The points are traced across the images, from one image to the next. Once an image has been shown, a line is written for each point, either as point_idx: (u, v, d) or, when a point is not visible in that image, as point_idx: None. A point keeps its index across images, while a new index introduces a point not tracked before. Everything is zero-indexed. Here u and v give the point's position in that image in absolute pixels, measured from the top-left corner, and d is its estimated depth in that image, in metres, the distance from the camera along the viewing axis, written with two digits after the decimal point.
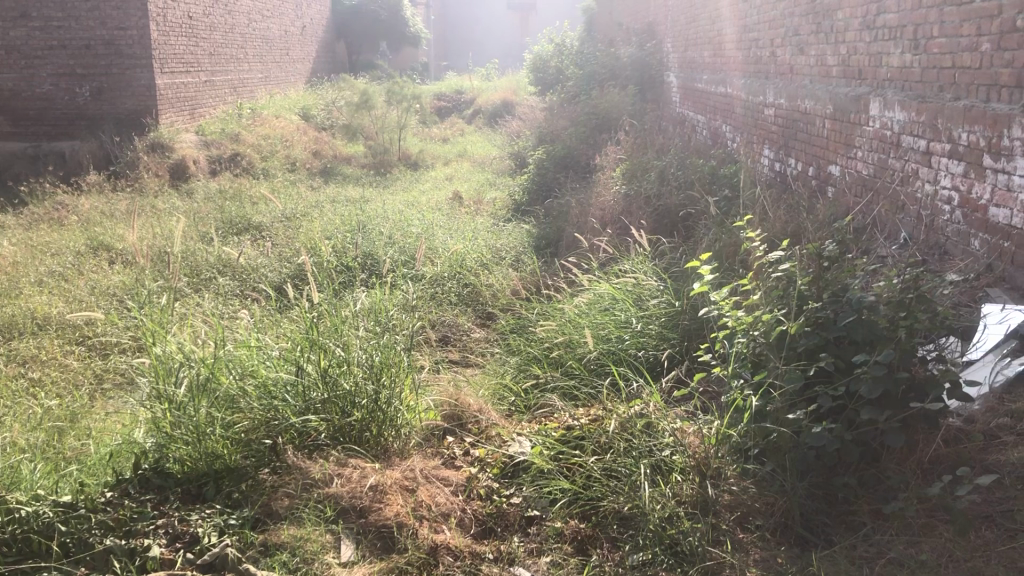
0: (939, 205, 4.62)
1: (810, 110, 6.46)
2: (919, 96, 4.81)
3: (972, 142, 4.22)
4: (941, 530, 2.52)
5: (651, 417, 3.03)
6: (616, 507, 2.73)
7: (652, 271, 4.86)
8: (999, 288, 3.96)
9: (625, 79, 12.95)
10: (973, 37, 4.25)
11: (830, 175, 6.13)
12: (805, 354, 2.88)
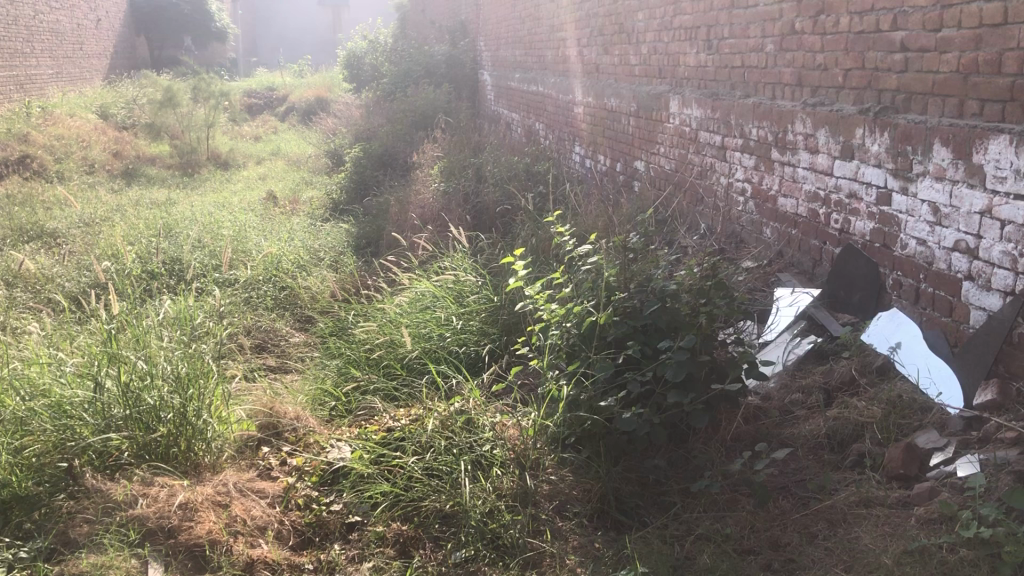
0: (734, 197, 4.91)
1: (616, 108, 6.71)
2: (713, 94, 5.09)
3: (761, 137, 4.51)
4: (744, 503, 2.67)
5: (470, 413, 3.03)
6: (438, 506, 2.71)
7: (470, 268, 4.88)
8: (788, 273, 4.27)
9: (440, 76, 12.99)
10: (758, 39, 4.53)
11: (636, 170, 6.40)
12: (615, 342, 2.99)
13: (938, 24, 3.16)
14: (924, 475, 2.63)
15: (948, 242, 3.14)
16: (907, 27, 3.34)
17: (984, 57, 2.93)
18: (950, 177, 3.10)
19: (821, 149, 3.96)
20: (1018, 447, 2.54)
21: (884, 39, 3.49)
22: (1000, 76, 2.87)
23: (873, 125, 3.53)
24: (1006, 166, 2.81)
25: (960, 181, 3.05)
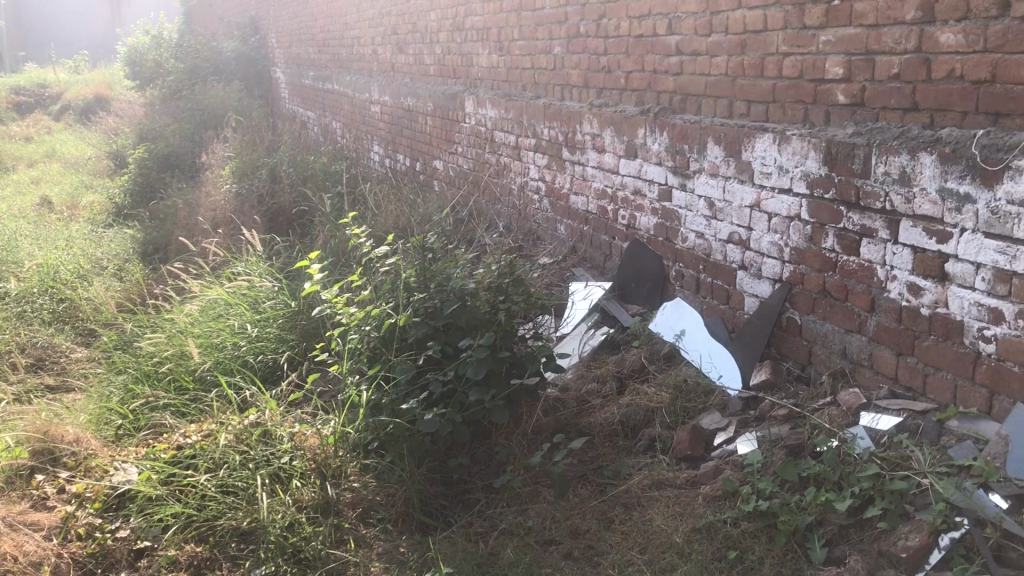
0: (529, 195, 5.02)
1: (412, 107, 6.69)
2: (506, 95, 5.18)
3: (552, 137, 4.63)
4: (545, 494, 2.73)
5: (267, 425, 2.91)
6: (234, 524, 2.58)
7: (266, 273, 4.72)
8: (582, 268, 4.42)
9: (231, 74, 12.47)
10: (546, 40, 4.65)
11: (434, 170, 6.42)
12: (414, 343, 2.96)
13: (707, 29, 3.36)
14: (708, 454, 2.79)
15: (723, 234, 3.36)
16: (681, 32, 3.53)
17: (749, 61, 3.14)
18: (723, 173, 3.31)
19: (607, 148, 4.12)
20: (790, 423, 2.75)
21: (661, 43, 3.67)
22: (763, 79, 3.09)
23: (654, 124, 3.71)
24: (770, 162, 3.02)
25: (731, 177, 3.26)
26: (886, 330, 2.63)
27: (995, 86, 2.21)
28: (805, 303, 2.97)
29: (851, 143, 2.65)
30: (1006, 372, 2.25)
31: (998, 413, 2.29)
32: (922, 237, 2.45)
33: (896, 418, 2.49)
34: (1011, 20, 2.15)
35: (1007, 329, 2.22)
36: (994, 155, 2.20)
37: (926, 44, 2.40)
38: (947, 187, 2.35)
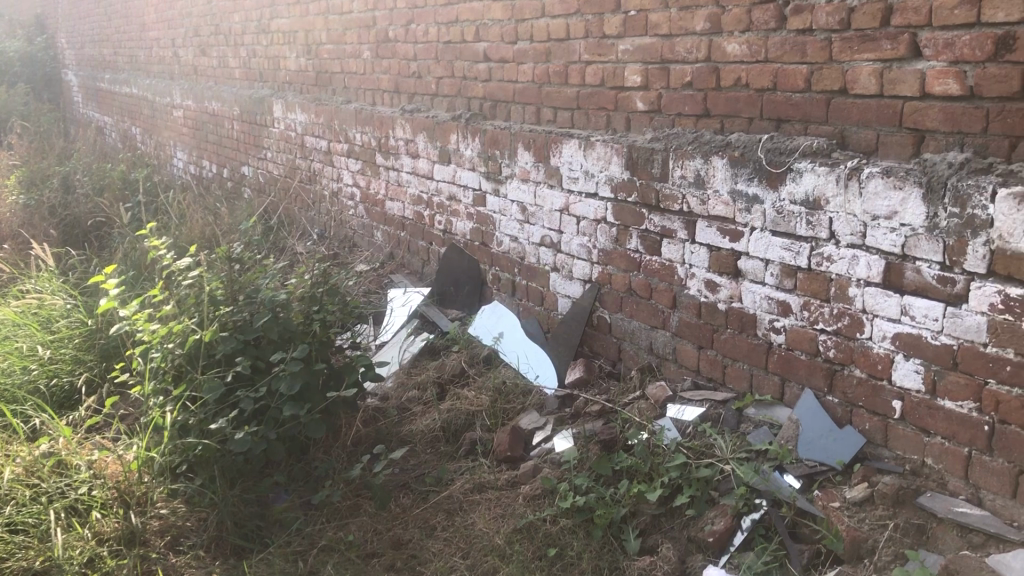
0: (344, 201, 4.94)
1: (218, 111, 6.42)
2: (316, 99, 5.07)
3: (365, 142, 4.58)
4: (365, 507, 2.68)
5: (61, 454, 2.70)
6: (25, 565, 2.37)
7: (59, 290, 4.38)
8: (400, 273, 4.39)
9: (14, 76, 11.52)
10: (355, 45, 4.59)
11: (243, 177, 6.19)
12: (222, 359, 2.83)
13: (513, 37, 3.41)
14: (527, 454, 2.83)
15: (536, 237, 3.42)
16: (488, 39, 3.57)
17: (554, 68, 3.23)
18: (533, 178, 3.37)
19: (420, 153, 4.11)
20: (603, 419, 2.84)
21: (469, 49, 3.70)
22: (567, 86, 3.18)
23: (465, 130, 3.73)
24: (577, 167, 3.11)
25: (542, 182, 3.33)
26: (688, 325, 2.76)
27: (777, 93, 2.37)
28: (613, 302, 3.07)
29: (651, 148, 2.77)
30: (794, 360, 2.41)
31: (789, 398, 2.45)
32: (717, 236, 2.59)
33: (700, 408, 2.60)
34: (787, 32, 2.31)
35: (794, 320, 2.39)
36: (777, 159, 2.35)
37: (714, 54, 2.54)
38: (737, 189, 2.49)
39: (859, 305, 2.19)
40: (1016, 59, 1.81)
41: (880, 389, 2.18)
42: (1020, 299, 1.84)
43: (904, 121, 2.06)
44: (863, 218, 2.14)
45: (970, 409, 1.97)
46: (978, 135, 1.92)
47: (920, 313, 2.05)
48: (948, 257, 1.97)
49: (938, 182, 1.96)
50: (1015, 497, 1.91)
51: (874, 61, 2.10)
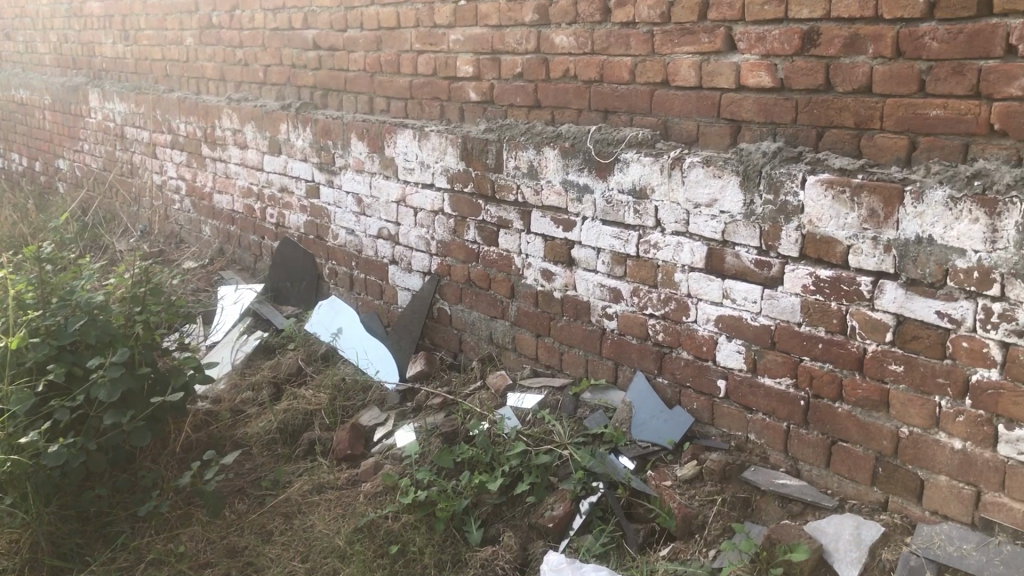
0: (170, 194, 4.70)
1: (26, 100, 5.97)
2: (135, 88, 4.79)
3: (190, 133, 4.37)
4: (197, 516, 2.56)
5: None
6: None
7: None
8: (231, 270, 4.22)
9: None
10: (176, 31, 4.36)
11: (57, 170, 5.78)
12: (33, 367, 2.61)
13: (342, 24, 3.33)
14: (368, 451, 2.78)
15: (372, 230, 3.37)
16: (316, 26, 3.48)
17: (385, 57, 3.17)
18: (368, 169, 3.31)
19: (250, 145, 3.96)
20: (444, 411, 2.82)
21: (298, 37, 3.59)
22: (400, 76, 3.13)
23: (296, 120, 3.62)
24: (412, 158, 3.08)
25: (376, 173, 3.27)
26: (526, 314, 2.78)
27: (603, 85, 2.42)
28: (452, 293, 3.06)
29: (484, 139, 2.77)
30: (626, 344, 2.47)
31: (623, 381, 2.51)
32: (551, 226, 2.62)
33: (538, 396, 2.63)
34: (612, 25, 2.36)
35: (625, 305, 2.45)
36: (605, 149, 2.39)
37: (543, 46, 2.57)
38: (569, 179, 2.52)
39: (684, 289, 2.27)
40: (821, 53, 1.91)
41: (706, 369, 2.27)
42: (829, 280, 1.95)
43: (722, 112, 2.14)
44: (686, 206, 2.22)
45: (787, 384, 2.08)
46: (788, 126, 2.02)
47: (741, 296, 2.14)
48: (764, 242, 2.07)
49: (753, 170, 2.05)
50: (829, 466, 2.04)
51: (693, 54, 2.17)
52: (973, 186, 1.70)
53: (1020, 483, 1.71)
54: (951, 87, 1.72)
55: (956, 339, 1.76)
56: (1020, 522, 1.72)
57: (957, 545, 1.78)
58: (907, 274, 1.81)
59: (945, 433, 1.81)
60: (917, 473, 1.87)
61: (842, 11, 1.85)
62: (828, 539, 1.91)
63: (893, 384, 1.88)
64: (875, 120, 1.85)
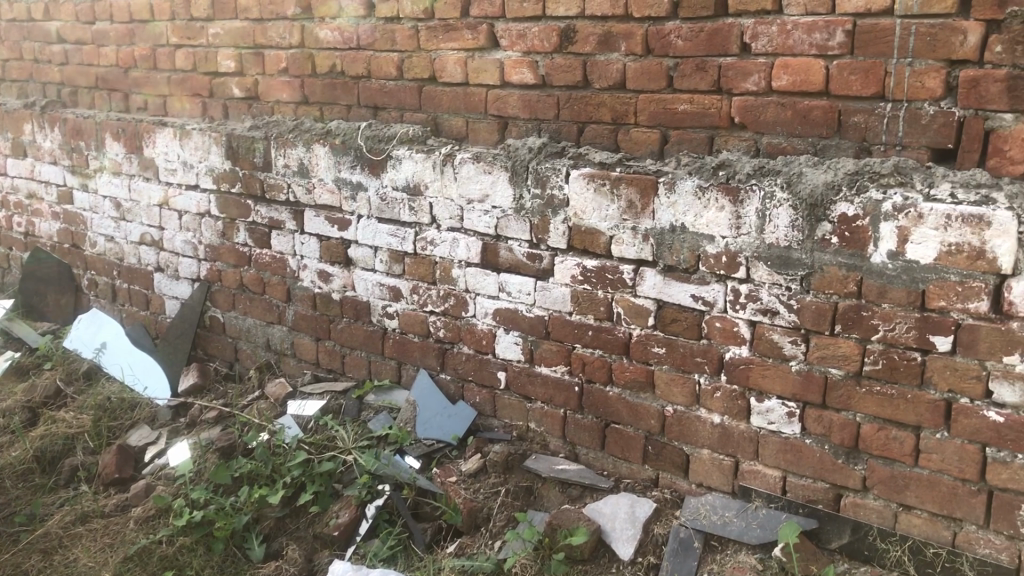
0: None
1: None
2: None
3: None
4: None
5: None
6: None
7: None
8: None
9: None
10: None
11: None
12: None
13: (89, 16, 3.09)
14: (139, 473, 2.59)
15: (134, 236, 3.15)
16: (59, 18, 3.20)
17: (139, 51, 2.97)
18: (125, 171, 3.09)
19: None
20: (221, 424, 2.68)
21: (39, 29, 3.29)
22: (156, 71, 2.94)
23: (41, 120, 3.32)
24: (173, 158, 2.90)
25: (135, 175, 3.06)
26: (304, 318, 2.70)
27: (371, 81, 2.38)
28: (225, 300, 2.92)
29: (250, 136, 2.65)
30: (408, 343, 2.45)
31: (406, 380, 2.49)
32: (325, 225, 2.55)
33: (320, 401, 2.55)
34: (376, 20, 2.32)
35: (404, 304, 2.43)
36: (375, 146, 2.36)
37: (308, 41, 2.49)
38: (341, 177, 2.46)
39: (461, 285, 2.28)
40: (578, 50, 1.97)
41: (486, 363, 2.28)
42: (596, 270, 2.02)
43: (488, 108, 2.16)
44: (459, 202, 2.22)
45: (562, 372, 2.14)
46: (552, 122, 2.07)
47: (515, 289, 2.17)
48: (534, 235, 2.10)
49: (520, 166, 2.08)
50: (604, 449, 2.11)
51: (458, 50, 2.18)
52: (717, 176, 1.80)
53: (772, 450, 1.84)
54: (696, 83, 1.82)
55: (710, 320, 1.87)
56: (773, 487, 1.86)
57: (720, 513, 1.89)
58: (665, 261, 1.91)
59: (705, 408, 1.92)
60: (683, 449, 1.97)
61: (595, 9, 1.92)
62: (605, 519, 1.96)
63: (656, 365, 1.97)
64: (630, 115, 1.93)
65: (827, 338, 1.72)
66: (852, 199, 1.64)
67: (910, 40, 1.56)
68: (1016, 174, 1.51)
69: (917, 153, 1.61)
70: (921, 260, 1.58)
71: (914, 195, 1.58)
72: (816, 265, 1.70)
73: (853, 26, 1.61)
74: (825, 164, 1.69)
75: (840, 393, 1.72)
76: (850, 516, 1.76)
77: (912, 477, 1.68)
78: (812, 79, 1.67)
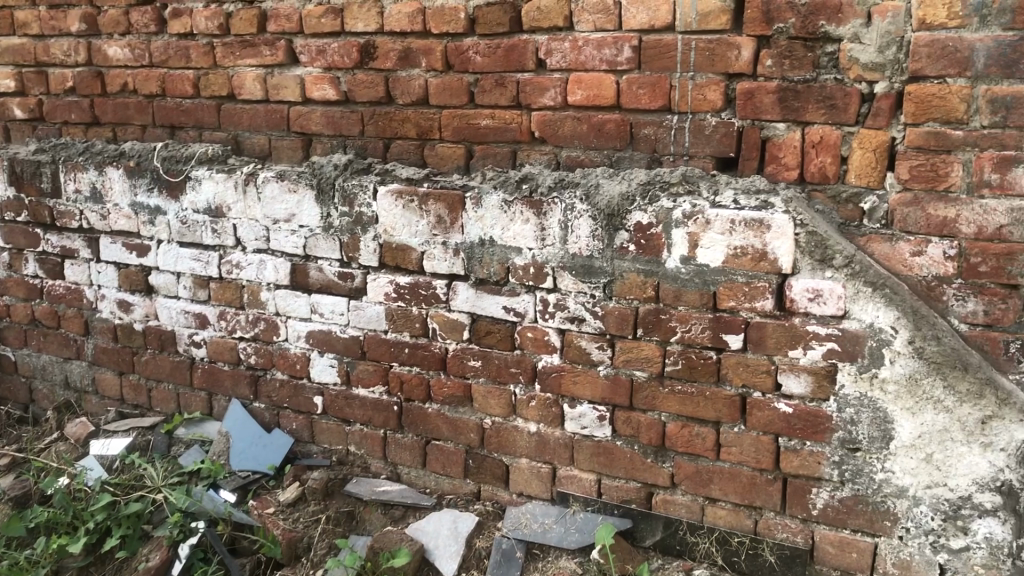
0: None
1: None
2: None
3: None
4: None
5: None
6: None
7: None
8: None
9: None
10: None
11: None
12: None
13: None
14: None
15: None
16: None
17: None
18: None
19: None
20: (14, 471, 2.47)
21: None
22: None
23: None
24: None
25: None
26: (104, 351, 2.53)
27: (166, 100, 2.27)
28: (16, 336, 2.70)
29: (35, 160, 2.46)
30: (218, 371, 2.35)
31: (218, 412, 2.38)
32: (123, 252, 2.41)
33: (125, 439, 2.40)
34: (169, 36, 2.22)
35: (213, 331, 2.32)
36: (173, 167, 2.25)
37: (95, 58, 2.35)
38: (137, 201, 2.33)
39: (272, 308, 2.21)
40: (379, 66, 1.95)
41: (301, 388, 2.22)
42: (408, 286, 2.00)
43: (291, 125, 2.11)
44: (265, 223, 2.15)
45: (381, 392, 2.11)
46: (357, 138, 2.04)
47: (327, 310, 2.12)
48: (345, 254, 2.07)
49: (326, 184, 2.04)
50: (425, 466, 2.10)
51: (256, 67, 2.11)
52: (521, 189, 1.82)
53: (586, 454, 1.88)
54: (496, 98, 1.84)
55: (521, 330, 1.89)
56: (589, 490, 1.90)
57: (540, 521, 1.92)
58: (476, 275, 1.92)
59: (521, 418, 1.94)
60: (502, 460, 1.99)
61: (393, 25, 1.90)
62: (428, 537, 1.94)
63: (473, 379, 1.98)
64: (434, 131, 1.93)
65: (631, 342, 1.78)
66: (645, 207, 1.70)
67: (691, 55, 1.64)
68: (791, 179, 1.62)
69: (702, 162, 1.69)
70: (711, 263, 1.66)
71: (701, 202, 1.66)
72: (617, 273, 1.75)
73: (638, 41, 1.67)
74: (620, 175, 1.75)
75: (645, 394, 1.78)
76: (662, 512, 1.83)
77: (715, 470, 1.76)
78: (605, 93, 1.73)
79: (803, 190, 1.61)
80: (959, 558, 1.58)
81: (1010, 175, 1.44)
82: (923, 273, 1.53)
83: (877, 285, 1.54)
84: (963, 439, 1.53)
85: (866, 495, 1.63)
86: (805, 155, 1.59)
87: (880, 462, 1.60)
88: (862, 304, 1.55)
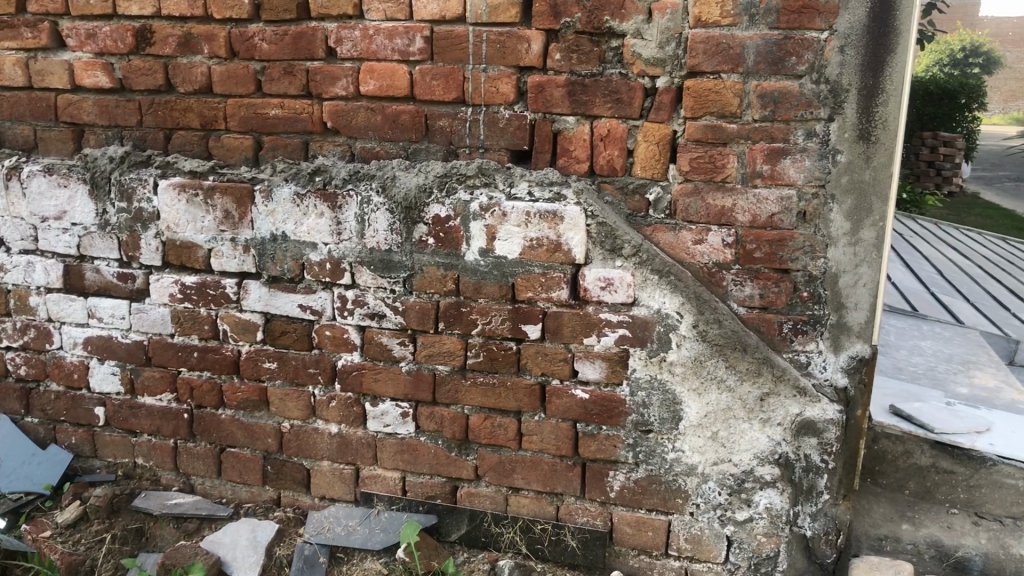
0: None
1: None
2: None
3: None
4: None
5: None
6: None
7: None
8: None
9: None
10: None
11: None
12: None
13: None
14: None
15: None
16: None
17: None
18: None
19: None
20: None
21: None
22: None
23: None
24: None
25: None
26: None
27: None
28: None
29: None
30: None
31: None
32: None
33: None
34: None
35: None
36: None
37: None
38: None
39: (43, 314, 2.03)
40: (156, 52, 1.83)
41: (79, 399, 2.05)
42: (195, 286, 1.89)
43: (59, 115, 1.94)
44: (32, 221, 1.97)
45: (169, 400, 1.98)
46: (135, 129, 1.91)
47: (106, 314, 1.97)
48: (124, 253, 1.93)
49: (101, 178, 1.89)
50: (221, 475, 2.00)
51: (16, 50, 1.92)
52: (314, 182, 1.76)
53: (389, 452, 1.85)
54: (285, 87, 1.77)
55: (319, 329, 1.83)
56: (393, 488, 1.88)
57: (344, 524, 1.87)
58: (268, 272, 1.83)
59: (322, 419, 1.88)
60: (303, 464, 1.92)
61: (171, 9, 1.78)
62: (225, 550, 1.84)
63: (269, 382, 1.90)
64: (220, 121, 1.84)
65: (432, 337, 1.76)
66: (443, 200, 1.69)
67: (482, 47, 1.64)
68: (581, 171, 1.65)
69: (497, 154, 1.69)
70: (507, 255, 1.67)
71: (497, 195, 1.66)
72: (416, 266, 1.73)
73: (430, 32, 1.65)
74: (416, 168, 1.72)
75: (447, 388, 1.77)
76: (467, 505, 1.83)
77: (517, 460, 1.77)
78: (397, 84, 1.70)
79: (592, 182, 1.65)
80: (744, 529, 1.67)
81: (780, 166, 1.54)
82: (704, 260, 1.61)
83: (663, 273, 1.59)
84: (745, 417, 1.62)
85: (658, 475, 1.69)
86: (594, 148, 1.63)
87: (671, 443, 1.67)
88: (650, 291, 1.61)
